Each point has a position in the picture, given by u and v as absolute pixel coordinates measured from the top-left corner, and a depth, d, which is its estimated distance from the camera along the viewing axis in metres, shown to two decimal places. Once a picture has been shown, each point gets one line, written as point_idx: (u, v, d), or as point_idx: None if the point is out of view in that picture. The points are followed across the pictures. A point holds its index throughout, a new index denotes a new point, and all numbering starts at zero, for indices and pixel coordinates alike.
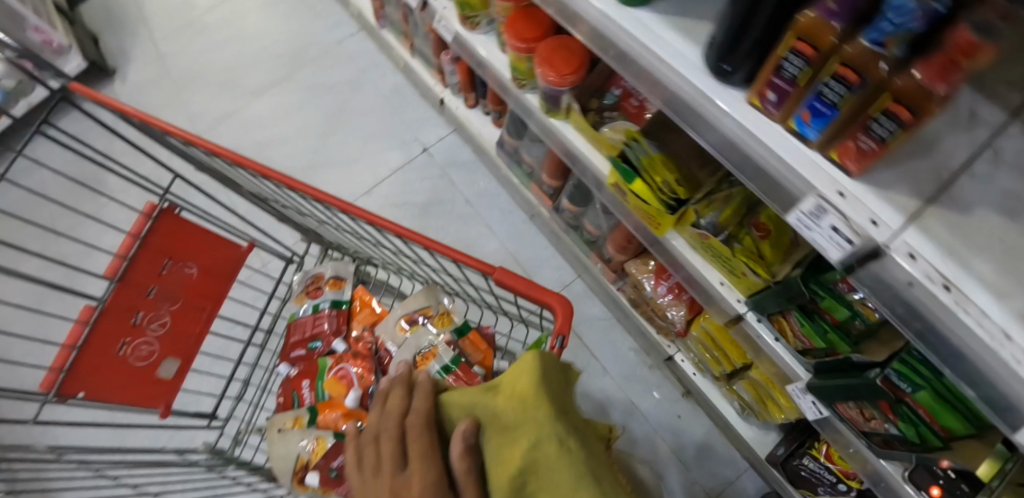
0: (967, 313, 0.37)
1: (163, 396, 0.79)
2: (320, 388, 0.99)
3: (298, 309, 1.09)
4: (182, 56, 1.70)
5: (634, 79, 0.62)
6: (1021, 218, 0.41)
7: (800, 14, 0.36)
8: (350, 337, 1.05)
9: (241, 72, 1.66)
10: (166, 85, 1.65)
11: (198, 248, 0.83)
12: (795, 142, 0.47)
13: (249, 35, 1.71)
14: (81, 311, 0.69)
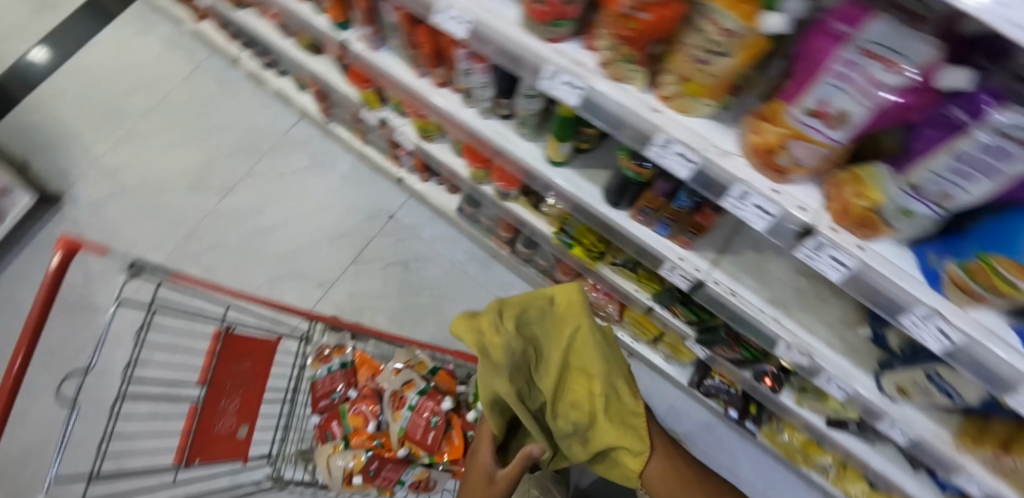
0: (745, 303, 0.94)
1: (242, 453, 1.10)
2: (345, 423, 1.13)
3: (316, 372, 1.22)
4: (165, 194, 2.16)
5: (561, 201, 1.07)
6: (759, 250, 0.99)
7: (647, 194, 0.89)
8: (361, 386, 1.19)
9: (214, 175, 2.17)
10: (164, 226, 2.11)
11: (251, 348, 1.15)
12: (658, 237, 0.98)
13: (214, 166, 2.18)
14: (189, 408, 1.01)
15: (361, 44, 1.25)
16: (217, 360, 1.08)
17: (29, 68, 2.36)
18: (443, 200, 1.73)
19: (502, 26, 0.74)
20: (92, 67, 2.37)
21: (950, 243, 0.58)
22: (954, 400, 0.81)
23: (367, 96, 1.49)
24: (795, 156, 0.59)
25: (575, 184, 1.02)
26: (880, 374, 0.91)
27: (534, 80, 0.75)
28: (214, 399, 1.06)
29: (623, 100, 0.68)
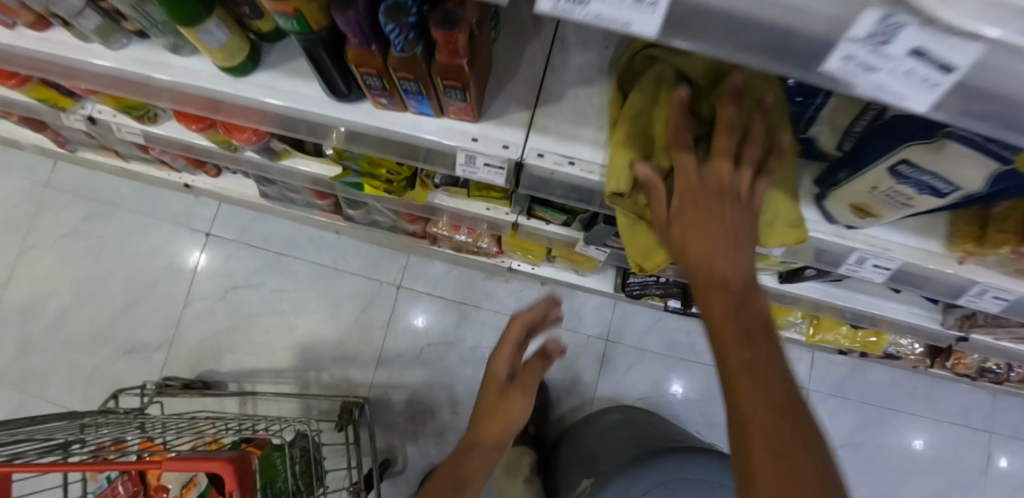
0: (591, 172, 0.57)
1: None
2: None
3: (98, 484, 0.96)
4: None
5: (289, 124, 0.68)
6: (592, 82, 0.59)
7: (346, 48, 0.48)
8: (153, 488, 0.93)
9: None
10: None
11: None
12: (428, 119, 0.59)
13: None
14: None
15: None
16: None
17: None
18: (247, 191, 1.31)
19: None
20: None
21: None
22: (942, 202, 0.50)
23: (39, 96, 1.01)
24: None
25: (278, 92, 0.62)
26: (825, 201, 0.60)
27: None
28: None
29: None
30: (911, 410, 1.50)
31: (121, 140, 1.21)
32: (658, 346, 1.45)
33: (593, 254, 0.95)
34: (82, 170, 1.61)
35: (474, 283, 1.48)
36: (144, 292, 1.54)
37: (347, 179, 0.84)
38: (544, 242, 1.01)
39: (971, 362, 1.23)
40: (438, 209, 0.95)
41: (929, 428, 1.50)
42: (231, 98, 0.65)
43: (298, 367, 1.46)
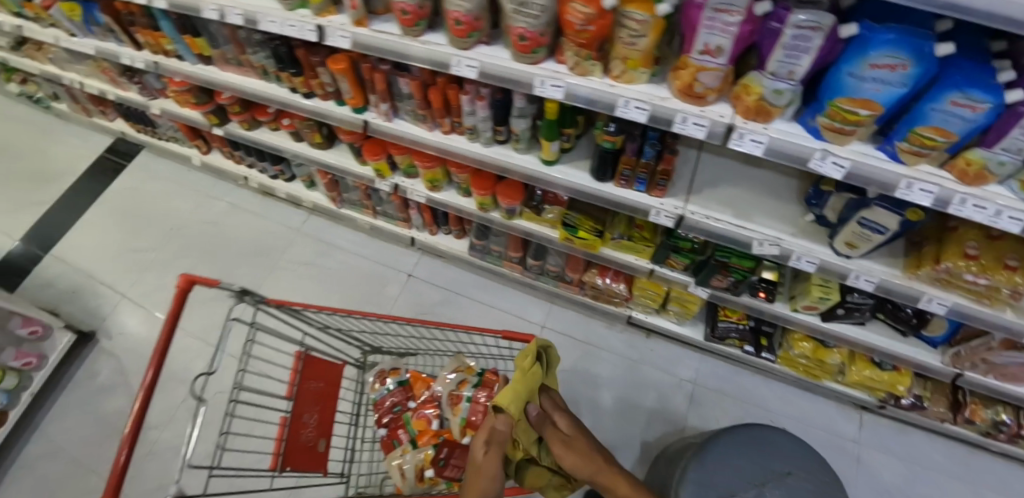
0: (715, 221, 1.22)
1: (322, 465, 1.21)
2: (409, 427, 1.29)
3: (376, 394, 1.37)
4: (169, 293, 2.19)
5: (559, 190, 1.35)
6: (714, 184, 1.28)
7: (621, 158, 1.19)
8: (420, 398, 1.35)
9: (225, 277, 2.17)
10: (174, 328, 2.11)
11: (325, 371, 1.27)
12: (639, 193, 1.27)
13: (216, 258, 2.23)
14: (290, 383, 1.18)
15: (379, 116, 1.44)
16: (299, 377, 1.21)
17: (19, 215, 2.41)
18: (453, 245, 1.95)
19: (501, 62, 1.04)
20: (91, 213, 2.44)
21: (813, 106, 0.92)
22: (886, 234, 1.09)
23: (380, 167, 1.69)
24: (706, 83, 0.92)
25: (569, 174, 1.31)
26: (832, 241, 1.18)
27: (532, 90, 1.04)
28: (303, 404, 1.20)
29: (592, 86, 1.00)
30: None
31: (392, 201, 1.92)
32: (749, 400, 1.77)
33: (700, 292, 1.51)
34: (325, 223, 2.26)
35: (597, 328, 1.93)
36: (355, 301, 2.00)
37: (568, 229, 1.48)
38: (665, 286, 1.58)
39: (988, 417, 1.49)
40: (601, 259, 1.57)
41: None
42: (538, 175, 1.34)
43: None
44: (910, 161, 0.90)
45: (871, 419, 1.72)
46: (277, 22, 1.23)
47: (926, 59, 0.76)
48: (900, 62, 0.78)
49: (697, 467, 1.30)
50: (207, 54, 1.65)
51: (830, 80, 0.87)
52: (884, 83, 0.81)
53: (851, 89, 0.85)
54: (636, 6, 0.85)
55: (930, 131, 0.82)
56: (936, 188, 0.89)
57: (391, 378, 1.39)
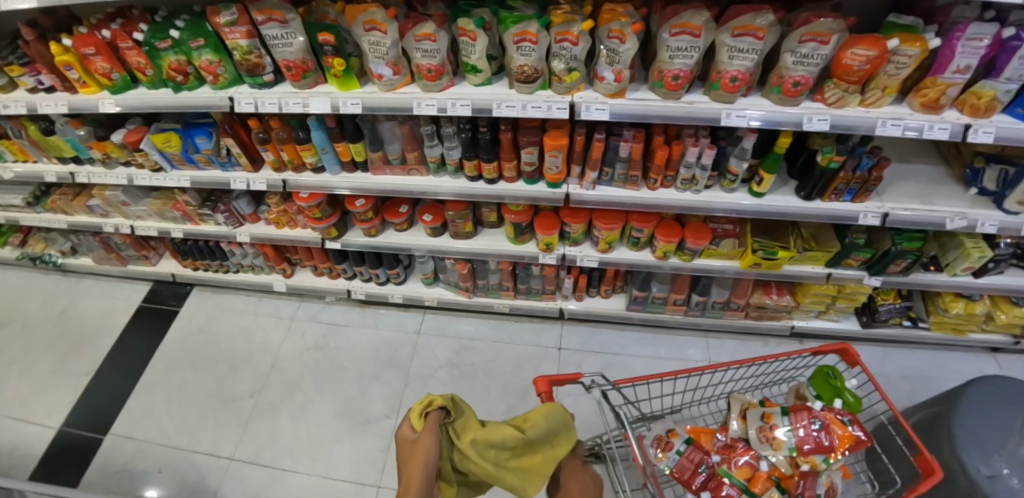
0: (913, 211, 1.44)
1: None
2: (734, 480, 1.19)
3: (665, 465, 1.24)
4: (284, 436, 1.79)
5: (767, 217, 1.49)
6: (893, 185, 1.51)
7: (837, 176, 1.38)
8: (718, 450, 1.26)
9: (364, 400, 1.86)
10: (310, 476, 1.68)
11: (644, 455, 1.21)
12: (844, 202, 1.46)
13: (336, 379, 1.93)
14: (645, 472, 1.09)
15: (581, 186, 1.48)
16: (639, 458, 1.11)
17: (55, 396, 1.94)
18: (608, 307, 1.88)
19: (768, 108, 1.24)
20: (151, 371, 2.02)
21: (1019, 98, 1.21)
22: None
23: (551, 240, 1.64)
24: (947, 95, 1.19)
25: (781, 200, 1.47)
26: (1002, 205, 1.44)
27: (800, 126, 1.23)
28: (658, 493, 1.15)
29: (854, 114, 1.22)
30: None
31: (543, 272, 1.81)
32: (910, 376, 1.95)
33: (874, 282, 1.66)
34: (447, 318, 2.07)
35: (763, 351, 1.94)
36: (527, 391, 1.83)
37: (763, 254, 1.55)
38: (837, 284, 1.71)
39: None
40: (783, 274, 1.68)
41: None
42: (751, 207, 1.46)
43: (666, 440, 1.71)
44: None
45: (1007, 360, 1.96)
46: (517, 107, 1.27)
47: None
48: None
49: (959, 433, 1.50)
50: (360, 159, 1.56)
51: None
52: None
53: None
54: (910, 44, 1.11)
55: None
56: None
57: (676, 440, 1.26)
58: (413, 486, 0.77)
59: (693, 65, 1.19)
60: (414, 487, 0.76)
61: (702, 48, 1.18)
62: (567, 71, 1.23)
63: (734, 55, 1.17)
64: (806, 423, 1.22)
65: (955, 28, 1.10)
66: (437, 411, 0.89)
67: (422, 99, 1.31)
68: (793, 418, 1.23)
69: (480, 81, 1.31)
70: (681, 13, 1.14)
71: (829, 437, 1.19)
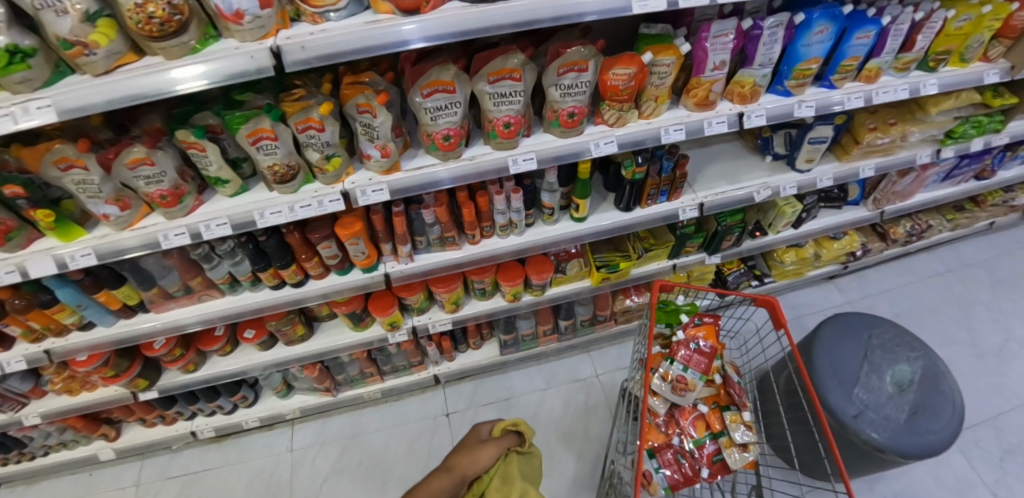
0: (723, 194, 1.51)
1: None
2: (702, 435, 1.31)
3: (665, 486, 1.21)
4: None
5: (599, 236, 1.47)
6: (701, 171, 1.56)
7: (646, 183, 1.40)
8: (669, 423, 1.33)
9: None
10: None
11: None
12: (662, 202, 1.49)
13: None
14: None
15: (399, 261, 1.37)
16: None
17: None
18: (481, 357, 1.81)
19: (552, 144, 1.17)
20: None
21: (777, 76, 1.27)
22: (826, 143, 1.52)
23: (395, 318, 1.53)
24: (714, 90, 1.20)
25: (605, 218, 1.45)
26: (795, 165, 1.56)
27: (588, 153, 1.19)
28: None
29: (635, 129, 1.20)
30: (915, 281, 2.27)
31: (404, 349, 1.70)
32: None
33: (715, 260, 1.77)
34: (321, 421, 1.86)
35: None
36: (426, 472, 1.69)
37: (608, 268, 1.58)
38: (684, 271, 1.77)
39: (903, 230, 2.08)
40: (636, 277, 1.71)
41: (935, 287, 2.24)
42: (576, 233, 1.44)
43: (575, 473, 1.65)
44: (840, 85, 1.32)
45: (843, 281, 2.23)
46: (283, 212, 1.10)
47: (839, 19, 1.17)
48: (824, 27, 1.17)
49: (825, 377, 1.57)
50: (134, 301, 1.30)
51: (788, 54, 1.21)
52: (819, 42, 1.19)
53: (803, 56, 1.21)
54: (664, 53, 1.11)
55: (851, 60, 1.26)
56: (861, 94, 1.33)
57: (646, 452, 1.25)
58: (454, 470, 1.24)
59: (459, 121, 1.09)
60: (457, 469, 1.24)
61: (463, 102, 1.08)
62: (325, 159, 1.08)
63: (497, 101, 1.08)
64: (687, 351, 1.33)
65: (701, 30, 1.12)
66: (511, 436, 1.34)
67: (168, 230, 1.09)
68: (679, 357, 1.32)
69: (234, 191, 1.12)
70: (425, 71, 1.03)
71: (704, 345, 1.34)
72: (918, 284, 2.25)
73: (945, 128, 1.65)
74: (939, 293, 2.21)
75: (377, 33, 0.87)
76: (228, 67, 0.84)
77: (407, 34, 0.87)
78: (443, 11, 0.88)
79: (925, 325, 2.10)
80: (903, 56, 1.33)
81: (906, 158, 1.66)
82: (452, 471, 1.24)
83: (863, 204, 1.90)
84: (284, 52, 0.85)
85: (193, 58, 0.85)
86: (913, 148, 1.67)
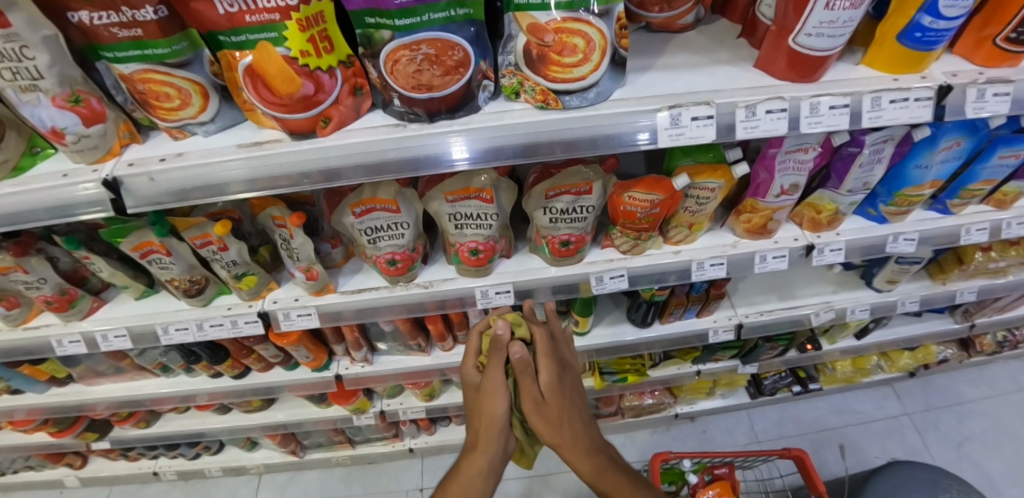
0: (771, 313, 1.18)
1: None
2: None
3: None
4: None
5: (604, 352, 1.18)
6: (745, 280, 1.25)
7: (671, 300, 1.10)
8: None
9: None
10: None
11: None
12: (690, 318, 1.18)
13: None
14: None
15: (353, 363, 1.15)
16: None
17: None
18: (465, 436, 1.61)
19: (540, 275, 0.87)
20: None
21: (872, 196, 0.96)
22: (920, 263, 1.16)
23: (361, 403, 1.34)
24: (775, 218, 0.89)
25: (610, 333, 1.18)
26: (871, 283, 1.23)
27: (590, 288, 0.89)
28: None
29: (656, 261, 0.88)
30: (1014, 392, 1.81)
31: (376, 425, 1.53)
32: (814, 430, 1.74)
33: (750, 369, 1.44)
34: (285, 476, 1.69)
35: (647, 439, 1.73)
36: None
37: (612, 376, 1.36)
38: (710, 377, 1.47)
39: (992, 340, 1.68)
40: (652, 381, 1.43)
41: None
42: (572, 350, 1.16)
43: None
44: (958, 211, 1.01)
45: (904, 387, 1.83)
46: (190, 329, 0.88)
47: (980, 133, 0.84)
48: (956, 141, 0.85)
49: None
50: (62, 374, 1.15)
51: (892, 174, 0.90)
52: (943, 162, 0.88)
53: (915, 179, 0.89)
54: (709, 175, 0.78)
55: (981, 183, 0.95)
56: (987, 224, 1.01)
57: None
58: (485, 443, 0.72)
59: (412, 243, 0.81)
60: (485, 445, 0.71)
61: (414, 221, 0.78)
62: (235, 278, 0.83)
63: (460, 223, 0.78)
64: None
65: (767, 144, 0.79)
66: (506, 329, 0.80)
67: (62, 336, 0.89)
68: None
69: (138, 293, 0.91)
70: (358, 186, 0.74)
71: None
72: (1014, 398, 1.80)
73: None
74: None
75: (258, 164, 0.58)
76: (53, 201, 0.59)
77: (300, 171, 0.57)
78: (352, 135, 0.57)
79: (999, 456, 1.66)
80: None
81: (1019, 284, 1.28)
82: (480, 451, 0.71)
83: (950, 314, 1.51)
84: (125, 187, 0.59)
85: (11, 183, 0.60)
86: None
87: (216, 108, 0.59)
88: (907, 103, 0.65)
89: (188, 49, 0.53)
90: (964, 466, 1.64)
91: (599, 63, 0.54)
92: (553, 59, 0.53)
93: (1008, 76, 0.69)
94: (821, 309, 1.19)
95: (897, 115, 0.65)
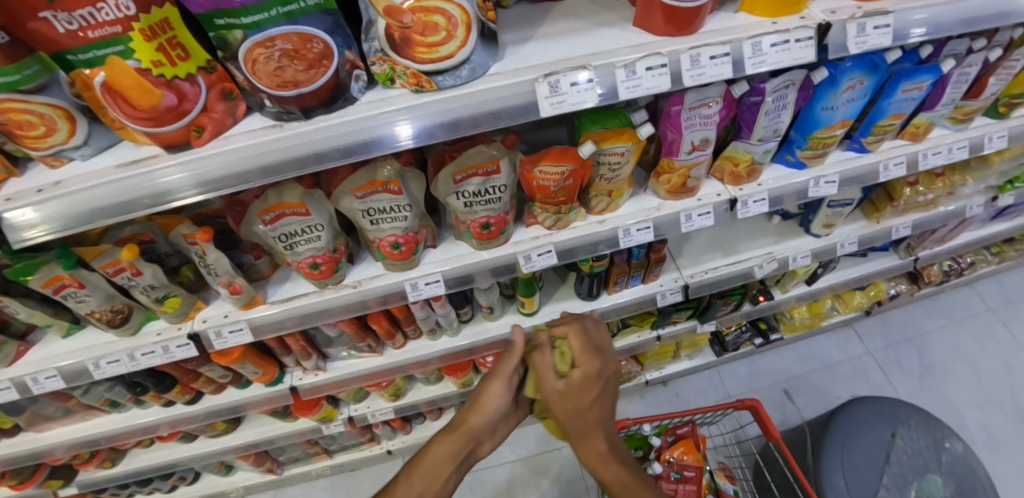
0: (714, 270, 1.20)
1: None
2: None
3: None
4: None
5: None
6: (688, 241, 1.27)
7: (612, 270, 1.11)
8: None
9: None
10: None
11: None
12: (636, 286, 1.19)
13: None
14: None
15: (307, 373, 1.14)
16: None
17: None
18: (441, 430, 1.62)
19: (466, 260, 0.87)
20: None
21: (788, 143, 0.98)
22: (851, 204, 1.19)
23: (326, 412, 1.33)
24: (693, 176, 0.90)
25: (560, 310, 1.19)
26: (809, 229, 1.26)
27: (520, 268, 0.89)
28: None
29: (580, 233, 0.89)
30: (967, 318, 1.89)
31: (349, 432, 1.52)
32: (782, 378, 1.79)
33: (708, 328, 1.47)
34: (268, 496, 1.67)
35: (623, 409, 1.76)
36: None
37: None
38: (671, 340, 1.50)
39: (939, 270, 1.74)
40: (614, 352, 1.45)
41: (992, 328, 1.86)
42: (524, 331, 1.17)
43: None
44: (874, 148, 1.04)
45: (865, 327, 1.89)
46: (123, 360, 0.87)
47: (879, 70, 0.86)
48: (857, 80, 0.87)
49: None
50: (7, 424, 1.11)
51: (802, 119, 0.93)
52: (849, 102, 0.90)
53: (825, 121, 0.91)
54: (615, 140, 0.78)
55: (890, 119, 0.98)
56: (904, 159, 1.04)
57: None
58: (460, 431, 0.71)
59: (332, 244, 0.80)
60: (462, 430, 0.71)
61: (328, 222, 0.78)
62: (158, 302, 0.82)
63: (375, 218, 0.78)
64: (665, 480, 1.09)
65: (669, 103, 0.80)
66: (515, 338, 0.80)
67: None
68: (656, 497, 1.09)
69: (65, 330, 0.90)
70: (263, 193, 0.73)
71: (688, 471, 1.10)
72: (967, 324, 1.88)
73: (1003, 173, 1.31)
74: (979, 339, 1.83)
75: (140, 180, 0.57)
76: None
77: (181, 184, 0.56)
78: (230, 140, 0.57)
79: (956, 381, 1.73)
80: (965, 104, 1.04)
81: (950, 213, 1.33)
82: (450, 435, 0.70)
83: (894, 250, 1.56)
84: (4, 222, 0.57)
85: None
86: (965, 197, 1.33)
87: (85, 130, 0.58)
88: (788, 45, 0.67)
89: (42, 73, 0.52)
90: (924, 394, 1.72)
91: (465, 38, 0.54)
92: (417, 40, 0.53)
93: (885, 9, 0.71)
94: (762, 260, 1.22)
95: (780, 57, 0.67)
